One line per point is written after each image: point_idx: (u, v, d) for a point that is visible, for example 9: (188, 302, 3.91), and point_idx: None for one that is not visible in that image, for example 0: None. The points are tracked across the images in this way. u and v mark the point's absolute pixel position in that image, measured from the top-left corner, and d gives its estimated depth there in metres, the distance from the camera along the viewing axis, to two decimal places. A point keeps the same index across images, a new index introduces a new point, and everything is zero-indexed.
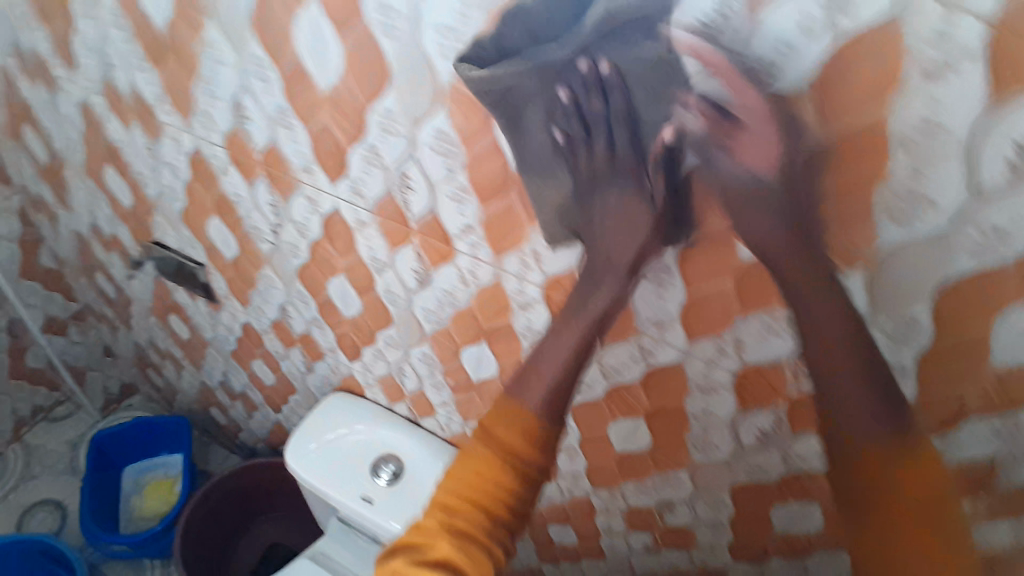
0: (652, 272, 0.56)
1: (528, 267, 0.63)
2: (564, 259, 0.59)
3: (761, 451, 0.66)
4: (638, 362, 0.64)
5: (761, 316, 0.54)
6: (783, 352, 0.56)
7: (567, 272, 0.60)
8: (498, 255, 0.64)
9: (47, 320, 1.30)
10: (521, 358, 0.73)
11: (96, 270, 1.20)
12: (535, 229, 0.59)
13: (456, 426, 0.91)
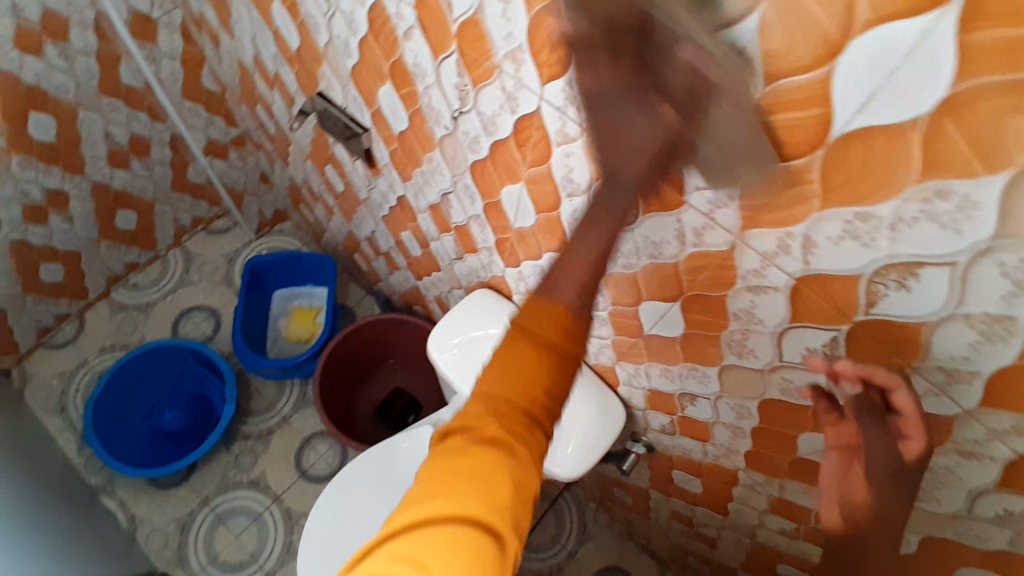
0: (986, 318, 0.39)
1: (786, 251, 0.47)
2: (852, 259, 0.44)
3: (992, 527, 0.52)
4: (889, 396, 0.50)
5: None
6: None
7: (847, 274, 0.45)
8: (748, 227, 0.48)
9: (208, 142, 1.39)
10: (720, 335, 0.61)
11: (258, 102, 1.18)
12: (828, 212, 0.42)
13: (604, 359, 0.84)
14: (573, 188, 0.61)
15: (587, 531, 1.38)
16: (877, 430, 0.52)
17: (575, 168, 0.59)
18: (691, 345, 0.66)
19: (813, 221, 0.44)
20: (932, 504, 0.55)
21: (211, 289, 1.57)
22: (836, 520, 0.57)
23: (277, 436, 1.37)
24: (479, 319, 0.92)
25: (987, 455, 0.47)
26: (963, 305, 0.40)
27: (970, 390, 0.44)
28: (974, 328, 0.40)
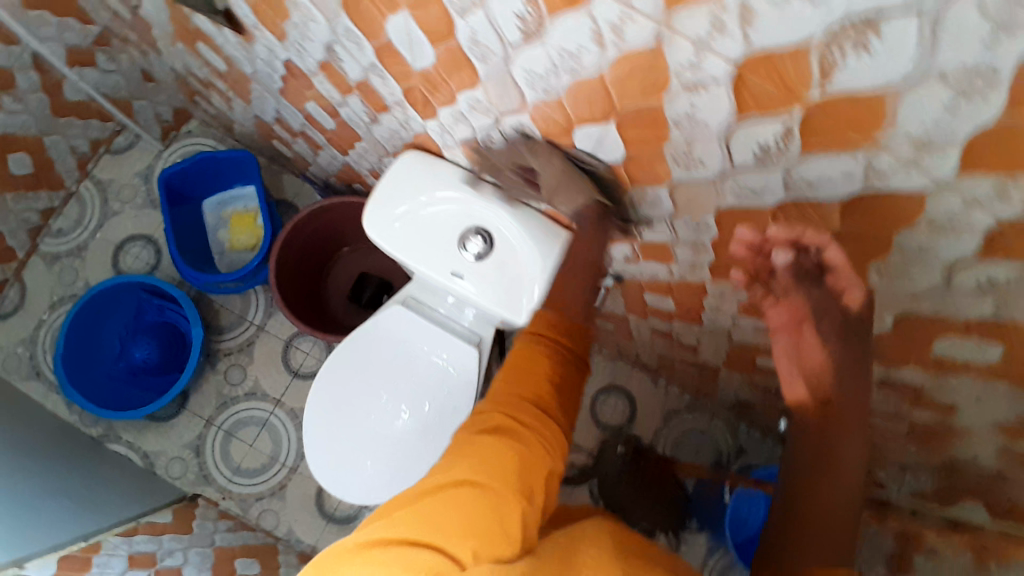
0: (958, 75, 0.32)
1: (721, 29, 0.38)
2: (797, 27, 0.35)
3: (970, 297, 0.50)
4: (852, 182, 0.45)
5: None
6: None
7: (791, 48, 0.37)
8: (672, 8, 0.39)
9: (69, 51, 1.18)
10: (664, 151, 0.54)
11: None
12: None
13: (554, 201, 0.77)
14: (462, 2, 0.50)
15: None
16: (821, 285, 0.57)
17: None
18: (637, 165, 0.60)
19: None
20: (904, 283, 0.53)
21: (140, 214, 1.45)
22: (805, 393, 0.61)
23: (258, 345, 1.36)
24: (414, 187, 0.84)
25: (962, 227, 0.43)
26: (936, 61, 0.32)
27: (944, 160, 0.39)
28: (949, 90, 0.34)
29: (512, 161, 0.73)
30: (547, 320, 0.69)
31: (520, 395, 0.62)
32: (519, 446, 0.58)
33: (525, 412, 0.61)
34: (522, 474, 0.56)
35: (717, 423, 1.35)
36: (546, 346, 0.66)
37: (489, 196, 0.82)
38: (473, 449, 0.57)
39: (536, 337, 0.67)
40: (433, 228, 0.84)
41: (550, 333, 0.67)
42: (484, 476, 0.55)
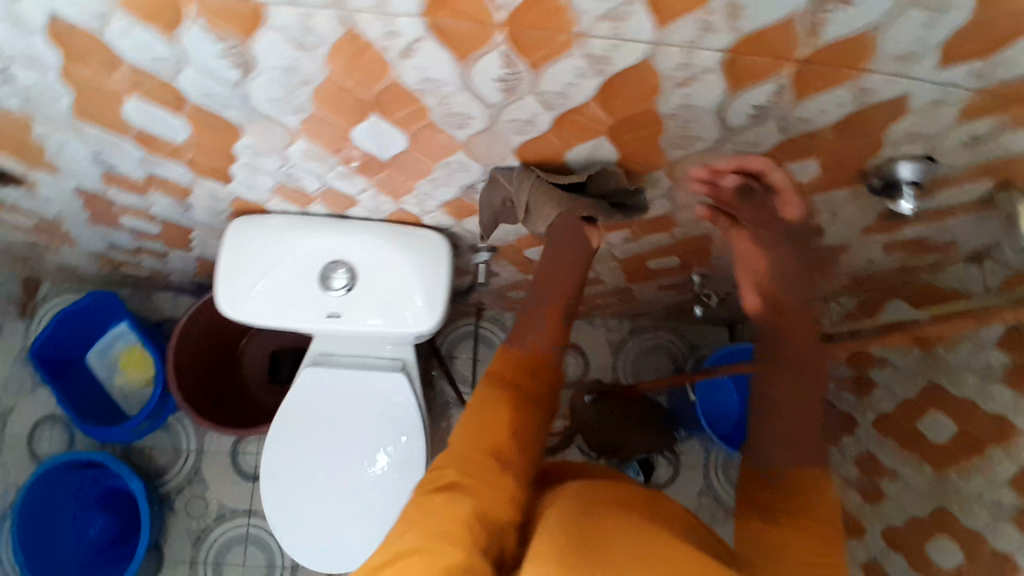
0: None
1: None
2: None
3: (752, 128, 0.54)
4: (589, 77, 0.47)
5: None
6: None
7: None
8: None
9: None
10: (432, 120, 0.55)
11: None
12: None
13: (389, 207, 0.77)
14: (172, 63, 0.50)
15: None
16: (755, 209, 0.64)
17: (146, 42, 0.48)
18: (423, 144, 0.60)
19: None
20: (699, 139, 0.56)
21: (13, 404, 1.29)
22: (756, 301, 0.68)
23: (205, 467, 1.27)
24: (254, 251, 0.80)
25: (699, 71, 0.46)
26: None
27: (639, 21, 0.41)
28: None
29: (326, 188, 0.72)
30: (520, 369, 0.60)
31: (482, 448, 0.53)
32: (476, 498, 0.50)
33: (484, 464, 0.52)
34: (479, 532, 0.47)
35: (663, 332, 1.40)
36: (506, 395, 0.57)
37: (331, 229, 0.80)
38: (428, 513, 0.49)
39: (496, 387, 0.57)
40: (291, 283, 0.81)
41: (511, 375, 0.59)
42: (435, 545, 0.45)
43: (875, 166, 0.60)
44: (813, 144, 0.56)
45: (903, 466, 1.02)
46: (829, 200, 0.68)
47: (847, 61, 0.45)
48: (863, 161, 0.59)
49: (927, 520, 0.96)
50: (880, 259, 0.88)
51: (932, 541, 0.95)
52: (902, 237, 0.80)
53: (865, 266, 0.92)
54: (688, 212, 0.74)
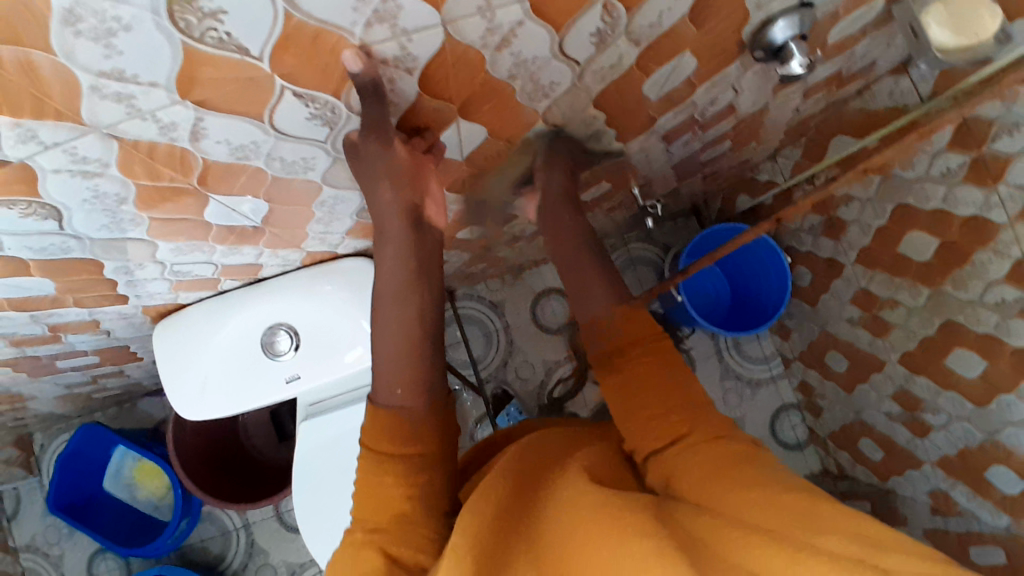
0: None
1: (126, 99, 0.35)
2: (152, 58, 0.33)
3: (604, 53, 0.48)
4: (400, 79, 0.42)
5: None
6: None
7: (180, 67, 0.34)
8: (70, 118, 0.35)
9: None
10: (274, 175, 0.51)
11: None
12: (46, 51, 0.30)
13: (297, 256, 0.73)
14: None
15: (496, 304, 1.41)
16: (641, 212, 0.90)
17: None
18: (283, 198, 0.56)
19: (70, 65, 0.31)
20: (557, 83, 0.51)
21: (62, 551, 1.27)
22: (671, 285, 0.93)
23: (259, 538, 1.30)
24: (187, 351, 0.77)
25: (512, 27, 0.40)
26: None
27: (413, 9, 0.35)
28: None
29: (221, 267, 0.69)
30: (401, 427, 0.55)
31: (384, 500, 0.51)
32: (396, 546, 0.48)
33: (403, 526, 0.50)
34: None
35: (635, 244, 1.39)
36: (393, 465, 0.53)
37: (251, 299, 0.77)
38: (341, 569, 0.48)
39: (379, 453, 0.54)
40: (237, 362, 0.78)
41: (388, 446, 0.54)
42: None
43: (753, 35, 0.54)
44: (679, 39, 0.50)
45: (898, 293, 1.01)
46: (722, 80, 0.63)
47: None
48: (737, 35, 0.54)
49: (938, 337, 0.96)
50: (805, 106, 0.84)
51: (949, 355, 0.95)
52: (815, 81, 0.75)
53: (794, 117, 0.89)
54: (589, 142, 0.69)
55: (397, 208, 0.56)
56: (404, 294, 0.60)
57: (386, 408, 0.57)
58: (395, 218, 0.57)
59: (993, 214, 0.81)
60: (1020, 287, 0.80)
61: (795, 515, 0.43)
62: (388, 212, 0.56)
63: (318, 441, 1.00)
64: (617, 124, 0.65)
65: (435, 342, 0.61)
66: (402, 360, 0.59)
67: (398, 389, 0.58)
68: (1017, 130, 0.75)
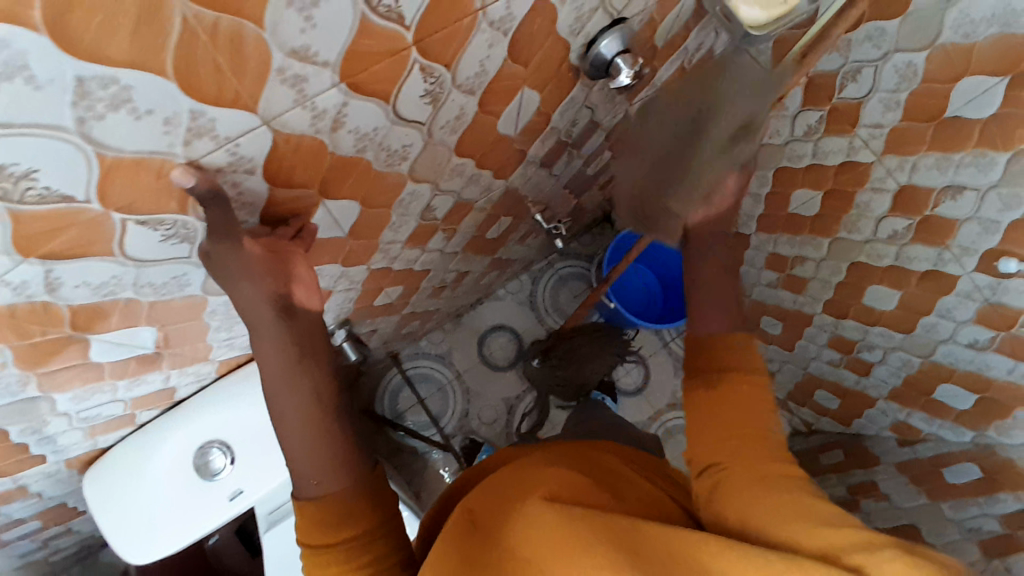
0: (92, 114, 0.31)
1: None
2: None
3: (444, 108, 0.50)
4: (243, 180, 0.43)
5: (268, 20, 0.32)
6: (347, 17, 0.35)
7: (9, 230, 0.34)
8: None
9: None
10: (154, 299, 0.50)
11: None
12: None
13: (212, 367, 0.71)
14: None
15: (445, 355, 1.41)
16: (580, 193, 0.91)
17: None
18: (173, 317, 0.55)
19: None
20: (410, 145, 0.52)
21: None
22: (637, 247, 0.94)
23: None
24: (116, 496, 0.72)
25: (338, 109, 0.41)
26: (64, 121, 0.30)
27: (228, 117, 0.36)
28: (116, 110, 0.31)
29: (134, 399, 0.67)
30: (340, 515, 0.51)
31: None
32: None
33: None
34: None
35: (562, 264, 1.47)
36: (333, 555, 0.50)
37: (175, 422, 0.74)
38: None
39: (317, 550, 0.50)
40: (170, 496, 0.73)
41: (329, 538, 0.51)
42: None
43: (581, 56, 0.58)
44: (514, 79, 0.53)
45: (801, 249, 1.07)
46: (573, 102, 0.67)
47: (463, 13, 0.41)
48: (566, 61, 0.57)
49: (849, 280, 1.01)
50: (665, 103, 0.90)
51: (864, 293, 1.00)
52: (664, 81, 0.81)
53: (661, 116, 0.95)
54: (472, 188, 0.71)
55: (258, 299, 0.51)
56: (290, 376, 0.54)
57: (312, 497, 0.53)
58: (263, 315, 0.52)
59: (859, 156, 0.87)
60: (905, 215, 0.86)
61: (800, 513, 0.46)
62: (254, 307, 0.51)
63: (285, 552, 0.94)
64: (489, 164, 0.67)
65: (337, 415, 0.56)
66: (318, 445, 0.54)
67: (317, 478, 0.53)
68: (858, 75, 0.80)
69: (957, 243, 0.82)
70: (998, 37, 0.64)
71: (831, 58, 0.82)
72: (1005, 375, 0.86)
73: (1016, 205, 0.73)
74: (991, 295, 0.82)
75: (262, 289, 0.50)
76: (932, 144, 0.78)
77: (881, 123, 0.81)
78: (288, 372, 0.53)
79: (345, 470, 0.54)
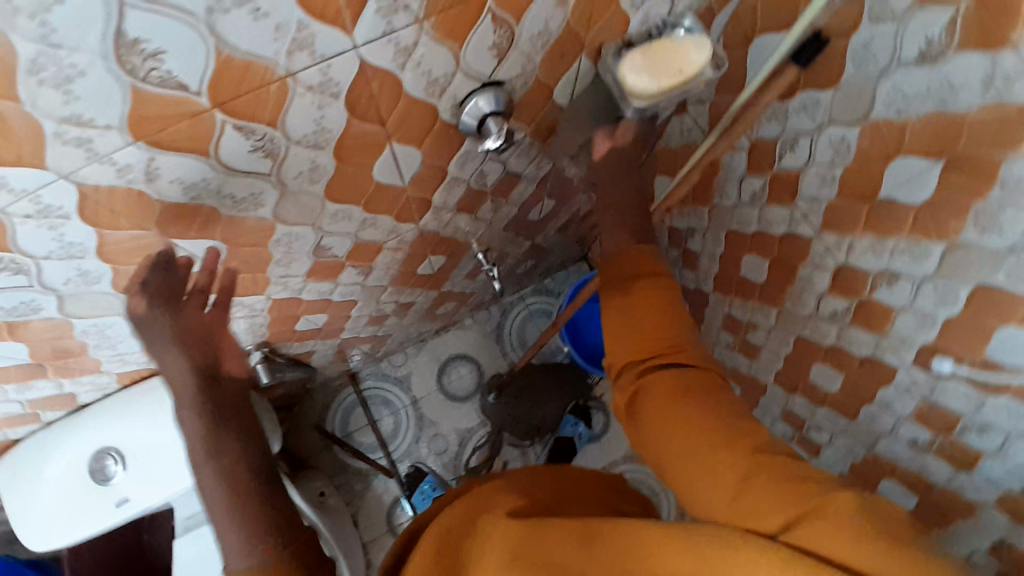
0: None
1: None
2: None
3: (290, 163, 0.51)
4: (62, 224, 0.45)
5: (24, 98, 0.34)
6: (115, 92, 0.36)
7: None
8: None
9: None
10: (6, 320, 0.53)
11: None
12: None
13: (111, 380, 0.74)
14: None
15: (404, 380, 1.42)
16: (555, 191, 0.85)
17: None
18: (38, 337, 0.58)
19: None
20: (261, 193, 0.53)
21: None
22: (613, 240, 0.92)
23: None
24: (17, 489, 0.76)
25: (145, 163, 0.43)
26: None
27: (18, 174, 0.39)
28: None
29: (29, 403, 0.70)
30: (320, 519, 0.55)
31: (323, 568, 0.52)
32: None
33: None
34: None
35: (532, 299, 1.46)
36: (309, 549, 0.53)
37: (76, 425, 0.77)
38: None
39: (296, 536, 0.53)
40: (64, 496, 0.76)
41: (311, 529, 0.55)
42: None
43: (456, 117, 0.58)
44: (374, 136, 0.54)
45: (754, 313, 1.03)
46: (468, 156, 0.66)
47: (267, 84, 0.41)
48: (437, 122, 0.57)
49: (796, 353, 0.97)
50: None
51: (810, 370, 0.96)
52: None
53: None
54: (372, 229, 0.72)
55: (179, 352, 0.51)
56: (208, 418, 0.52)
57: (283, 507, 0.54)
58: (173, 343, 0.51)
59: (800, 229, 0.83)
60: (844, 296, 0.82)
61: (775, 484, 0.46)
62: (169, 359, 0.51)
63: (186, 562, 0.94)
64: (381, 210, 0.68)
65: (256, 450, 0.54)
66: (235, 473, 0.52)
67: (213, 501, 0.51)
68: (795, 145, 0.77)
69: (895, 332, 0.77)
70: (930, 114, 0.58)
71: (771, 124, 0.79)
72: (945, 482, 0.81)
73: (950, 301, 0.66)
74: (929, 394, 0.76)
75: (187, 363, 0.51)
76: (866, 224, 0.72)
77: (817, 196, 0.77)
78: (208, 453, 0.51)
79: (283, 538, 0.50)
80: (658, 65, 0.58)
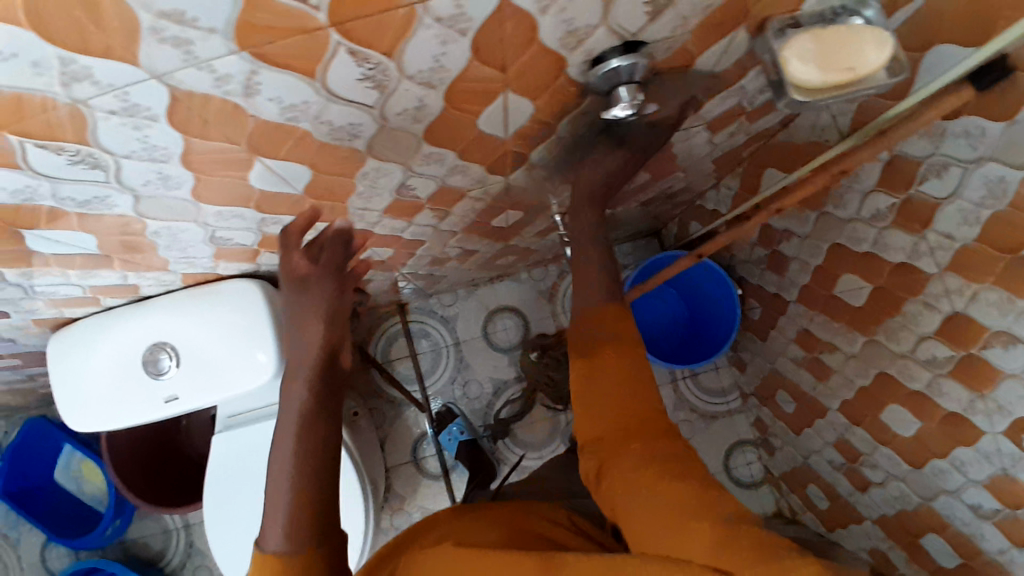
0: None
1: None
2: None
3: (396, 98, 0.46)
4: (146, 126, 0.41)
5: None
6: None
7: None
8: None
9: None
10: (81, 211, 0.51)
11: None
12: None
13: (174, 278, 0.74)
14: None
15: (451, 320, 1.41)
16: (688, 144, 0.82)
17: None
18: (111, 230, 0.57)
19: None
20: (359, 125, 0.49)
21: (16, 537, 1.28)
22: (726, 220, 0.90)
23: (197, 539, 1.30)
24: (75, 365, 0.78)
25: (246, 76, 0.38)
26: None
27: (111, 69, 0.35)
28: None
29: (94, 287, 0.71)
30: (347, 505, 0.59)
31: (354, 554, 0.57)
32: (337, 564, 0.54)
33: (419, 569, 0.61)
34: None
35: None
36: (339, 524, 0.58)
37: (134, 315, 0.78)
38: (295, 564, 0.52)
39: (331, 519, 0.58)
40: (117, 380, 0.78)
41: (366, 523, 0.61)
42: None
43: (584, 75, 0.51)
44: (493, 83, 0.48)
45: (835, 335, 0.95)
46: (581, 118, 0.60)
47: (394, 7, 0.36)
48: (562, 78, 0.51)
49: (871, 388, 0.89)
50: (719, 139, 0.81)
51: (882, 408, 0.88)
52: (714, 116, 0.71)
53: (711, 150, 0.85)
54: (459, 177, 0.67)
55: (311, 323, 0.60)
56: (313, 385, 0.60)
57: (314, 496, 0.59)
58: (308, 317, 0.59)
59: (921, 263, 0.73)
60: (950, 344, 0.71)
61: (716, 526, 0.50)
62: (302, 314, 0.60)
63: (224, 457, 0.98)
64: (476, 159, 0.62)
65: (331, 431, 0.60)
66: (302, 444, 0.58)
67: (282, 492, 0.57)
68: (943, 173, 0.66)
69: (994, 397, 0.68)
70: None
71: (922, 141, 0.67)
72: (994, 554, 0.74)
73: None
74: (1011, 467, 0.68)
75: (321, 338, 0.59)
76: (1001, 278, 0.62)
77: (953, 235, 0.67)
78: (307, 418, 0.59)
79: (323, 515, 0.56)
80: (838, 51, 0.48)
